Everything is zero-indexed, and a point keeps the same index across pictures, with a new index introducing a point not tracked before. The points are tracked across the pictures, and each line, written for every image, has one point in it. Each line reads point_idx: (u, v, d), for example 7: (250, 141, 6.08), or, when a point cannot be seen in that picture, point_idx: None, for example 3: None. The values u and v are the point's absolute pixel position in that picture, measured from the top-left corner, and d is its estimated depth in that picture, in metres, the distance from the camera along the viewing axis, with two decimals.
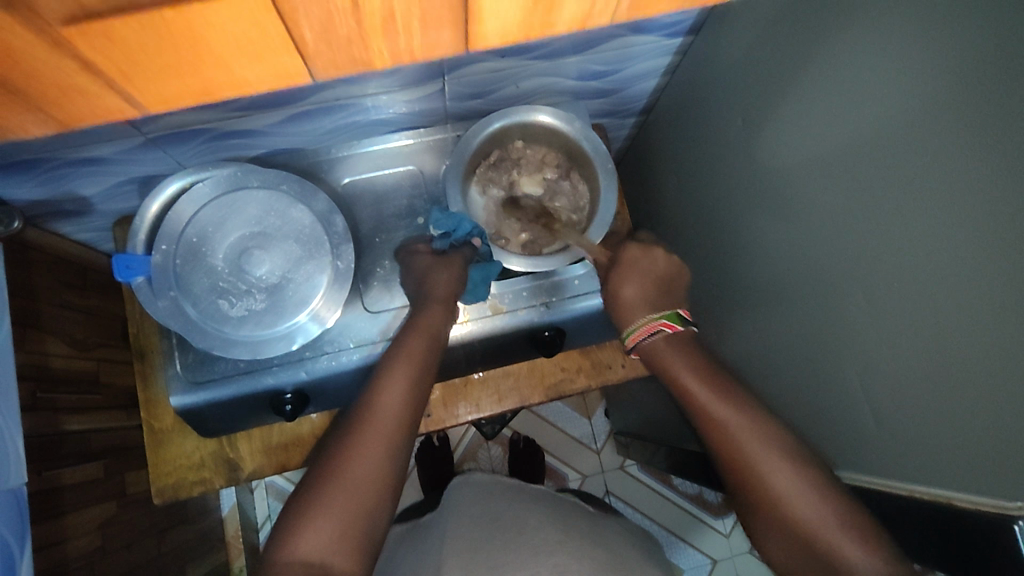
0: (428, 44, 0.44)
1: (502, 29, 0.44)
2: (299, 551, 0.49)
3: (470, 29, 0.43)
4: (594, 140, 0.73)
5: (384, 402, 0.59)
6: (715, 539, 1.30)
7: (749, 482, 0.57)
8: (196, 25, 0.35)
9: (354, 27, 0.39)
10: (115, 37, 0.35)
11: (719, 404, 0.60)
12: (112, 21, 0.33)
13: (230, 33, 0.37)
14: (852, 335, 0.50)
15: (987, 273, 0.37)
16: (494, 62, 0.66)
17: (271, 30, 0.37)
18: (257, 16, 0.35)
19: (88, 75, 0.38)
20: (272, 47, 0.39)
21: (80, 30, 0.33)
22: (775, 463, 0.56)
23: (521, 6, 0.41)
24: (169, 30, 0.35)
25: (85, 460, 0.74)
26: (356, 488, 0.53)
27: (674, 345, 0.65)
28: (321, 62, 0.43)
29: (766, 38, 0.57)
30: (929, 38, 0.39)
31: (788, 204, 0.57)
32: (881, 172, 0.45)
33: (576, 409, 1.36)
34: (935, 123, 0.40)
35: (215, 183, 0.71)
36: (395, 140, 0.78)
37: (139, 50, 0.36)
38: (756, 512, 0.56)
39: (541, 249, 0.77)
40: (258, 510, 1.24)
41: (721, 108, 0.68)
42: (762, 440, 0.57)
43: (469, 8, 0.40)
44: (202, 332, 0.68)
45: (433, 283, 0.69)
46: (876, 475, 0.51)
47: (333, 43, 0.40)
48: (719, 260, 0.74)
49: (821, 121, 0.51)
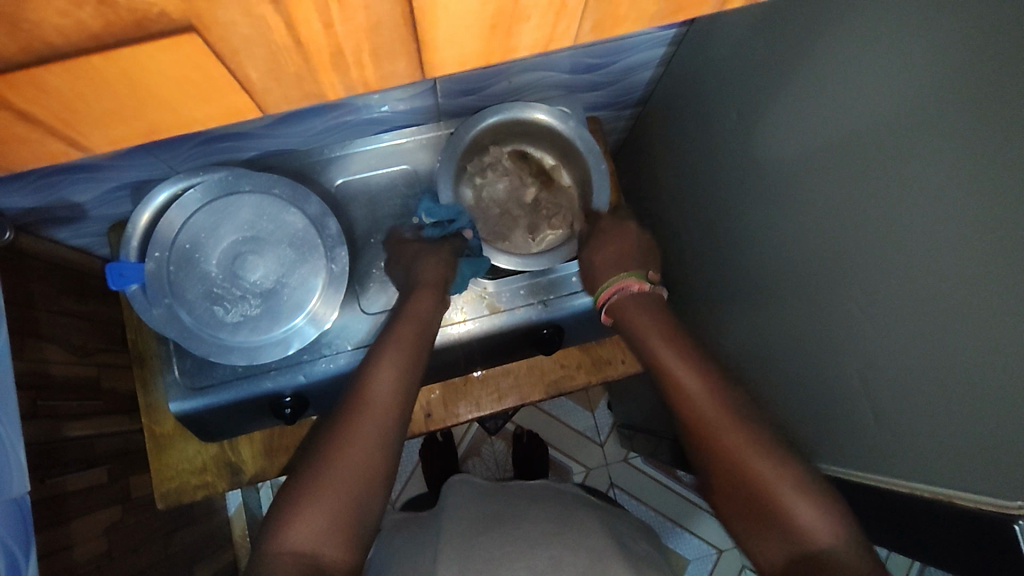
0: (387, 77, 0.36)
1: (459, 59, 0.36)
2: (290, 542, 0.49)
3: (426, 61, 0.35)
4: (588, 140, 0.71)
5: (376, 389, 0.58)
6: (720, 529, 1.30)
7: (711, 450, 0.52)
8: (133, 71, 0.30)
9: (301, 62, 0.32)
10: (52, 87, 0.29)
11: (680, 362, 0.58)
12: (42, 71, 0.28)
13: (179, 74, 0.31)
14: (853, 333, 0.49)
15: (990, 271, 0.36)
16: (546, 113, 0.71)
17: (215, 72, 0.31)
18: (195, 61, 0.30)
19: (28, 124, 0.32)
20: (224, 90, 0.33)
21: (12, 82, 0.28)
22: (711, 401, 0.55)
23: (479, 34, 0.33)
24: (106, 78, 0.30)
25: (88, 465, 0.75)
26: (347, 476, 0.52)
27: (642, 306, 0.66)
28: (278, 102, 0.36)
29: (757, 32, 0.56)
30: (926, 33, 0.38)
31: (784, 197, 0.56)
32: (880, 167, 0.43)
33: (578, 402, 1.36)
34: (941, 118, 0.38)
35: (206, 189, 0.70)
36: (387, 139, 0.77)
37: (81, 100, 0.31)
38: (721, 493, 0.51)
39: (511, 243, 0.77)
40: (263, 507, 1.28)
41: (716, 100, 0.66)
42: (720, 402, 0.54)
43: (421, 39, 0.33)
44: (198, 338, 0.68)
45: (422, 269, 0.70)
46: (926, 481, 0.45)
47: (282, 79, 0.34)
48: (716, 253, 0.73)
49: (816, 113, 0.50)
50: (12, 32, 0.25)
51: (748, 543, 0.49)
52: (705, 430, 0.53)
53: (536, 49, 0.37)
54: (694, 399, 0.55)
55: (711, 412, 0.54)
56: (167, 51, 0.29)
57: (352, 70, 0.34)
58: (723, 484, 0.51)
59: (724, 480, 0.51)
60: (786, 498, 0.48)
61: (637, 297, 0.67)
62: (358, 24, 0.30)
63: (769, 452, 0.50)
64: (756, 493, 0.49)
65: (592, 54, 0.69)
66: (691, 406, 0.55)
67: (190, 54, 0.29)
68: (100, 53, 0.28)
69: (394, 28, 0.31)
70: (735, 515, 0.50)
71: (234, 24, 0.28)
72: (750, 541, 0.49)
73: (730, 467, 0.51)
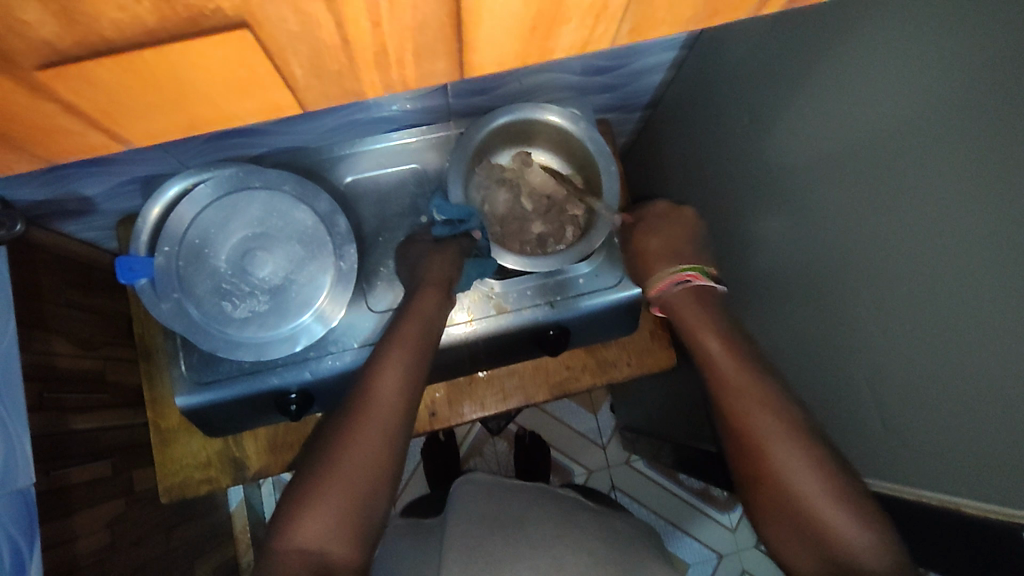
0: (425, 76, 0.36)
1: (499, 60, 0.36)
2: (298, 539, 0.49)
3: (466, 61, 0.35)
4: (598, 141, 0.71)
5: (381, 387, 0.58)
6: (721, 534, 1.29)
7: (748, 447, 0.54)
8: (181, 68, 0.30)
9: (346, 61, 0.33)
10: (99, 80, 0.29)
11: (726, 356, 0.58)
12: (93, 65, 0.28)
13: (226, 70, 0.31)
14: (861, 339, 0.49)
15: (998, 281, 0.36)
16: (556, 113, 0.71)
17: (258, 68, 0.32)
18: (243, 57, 0.30)
19: (70, 117, 0.33)
20: (265, 84, 0.33)
21: (61, 74, 0.28)
22: (754, 398, 0.55)
23: (517, 37, 0.34)
24: (153, 74, 0.30)
25: (93, 458, 0.75)
26: (354, 474, 0.52)
27: (697, 302, 0.64)
28: (317, 96, 0.36)
29: (769, 38, 0.56)
30: (936, 43, 0.38)
31: (794, 202, 0.56)
32: (891, 175, 0.44)
33: (581, 404, 1.36)
34: (949, 129, 0.38)
35: (217, 184, 0.70)
36: (396, 139, 0.77)
37: (124, 94, 0.31)
38: (752, 487, 0.53)
39: (520, 245, 0.77)
40: (265, 504, 1.28)
41: (726, 104, 0.66)
42: (764, 402, 0.55)
43: (463, 38, 0.33)
44: (206, 333, 0.68)
45: (428, 268, 0.70)
46: (934, 489, 0.46)
47: (322, 77, 0.34)
48: (724, 258, 0.73)
49: (827, 121, 0.50)
50: (67, 24, 0.25)
51: (766, 525, 0.52)
52: (734, 414, 0.55)
53: (571, 51, 0.37)
54: (738, 395, 0.56)
55: (753, 413, 0.54)
56: (216, 47, 0.29)
57: (393, 67, 0.34)
58: (755, 482, 0.53)
59: (757, 478, 0.53)
60: (811, 492, 0.50)
61: (694, 292, 0.64)
62: (404, 24, 0.30)
63: (810, 458, 0.51)
64: (789, 494, 0.50)
65: (603, 56, 0.69)
66: (732, 403, 0.56)
67: (236, 48, 0.29)
68: (151, 48, 0.28)
69: (438, 25, 0.31)
70: (763, 512, 0.52)
71: (284, 22, 0.28)
72: (774, 536, 0.52)
73: (766, 468, 0.52)
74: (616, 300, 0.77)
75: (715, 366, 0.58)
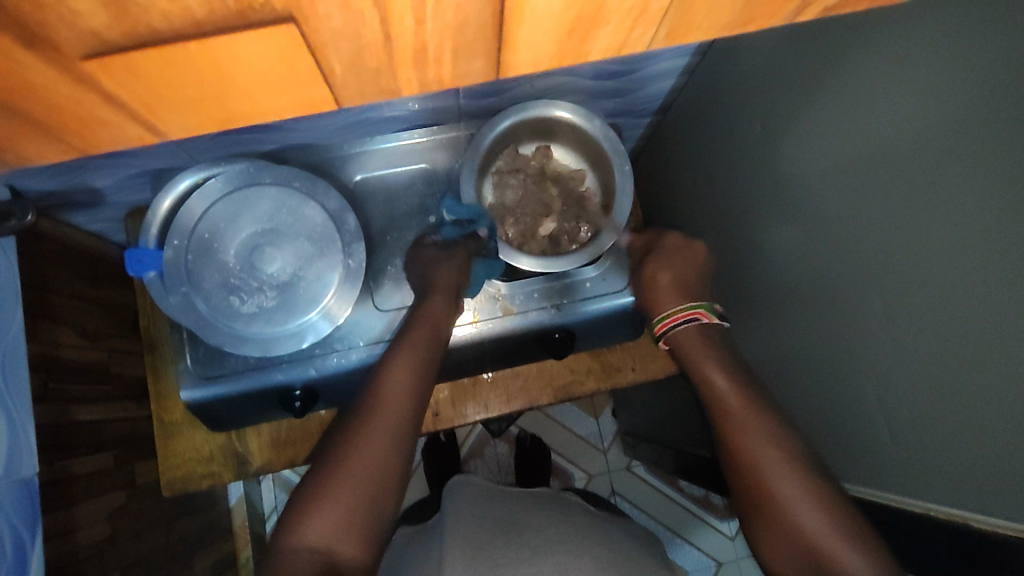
0: (461, 75, 0.37)
1: (534, 61, 0.36)
2: (307, 539, 0.49)
3: (504, 61, 0.36)
4: (613, 139, 0.71)
5: (392, 387, 0.58)
6: (720, 541, 1.29)
7: (754, 479, 0.55)
8: (223, 61, 0.30)
9: (385, 60, 0.33)
10: (143, 71, 0.30)
11: (734, 392, 0.61)
12: (137, 55, 0.28)
13: (266, 65, 0.31)
14: (869, 351, 0.49)
15: (1009, 297, 0.36)
16: (565, 111, 0.70)
17: (300, 63, 0.32)
18: (285, 52, 0.30)
19: (111, 107, 0.33)
20: (303, 81, 0.34)
21: (105, 64, 0.28)
22: (761, 436, 0.57)
23: (556, 40, 0.34)
24: (196, 66, 0.30)
25: (94, 450, 0.74)
26: (363, 474, 0.52)
27: (705, 338, 0.68)
28: (353, 94, 0.36)
29: (783, 46, 0.56)
30: (953, 58, 0.38)
31: (804, 210, 0.56)
32: (903, 188, 0.43)
33: (582, 408, 1.36)
34: (961, 143, 0.38)
35: (227, 180, 0.70)
36: (405, 137, 0.77)
37: (166, 86, 0.31)
38: (756, 521, 0.55)
39: (531, 242, 0.77)
40: (264, 500, 1.27)
41: (738, 112, 0.66)
42: (769, 439, 0.56)
43: (503, 39, 0.33)
44: (213, 328, 0.68)
45: (436, 275, 0.70)
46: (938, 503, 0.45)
47: (361, 75, 0.34)
48: (732, 265, 0.73)
49: (840, 131, 0.50)
50: (118, 16, 0.26)
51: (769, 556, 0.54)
52: (738, 447, 0.57)
53: (608, 53, 0.37)
54: (745, 431, 0.57)
55: (759, 449, 0.56)
56: (257, 41, 0.29)
57: (430, 65, 0.35)
58: (762, 515, 0.54)
59: (761, 511, 0.54)
60: (816, 529, 0.50)
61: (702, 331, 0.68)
62: (447, 21, 0.30)
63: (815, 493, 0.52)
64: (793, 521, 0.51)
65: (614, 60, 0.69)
66: (737, 438, 0.57)
67: (278, 42, 0.29)
68: (196, 40, 0.28)
69: (479, 24, 0.31)
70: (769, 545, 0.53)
71: (329, 17, 0.28)
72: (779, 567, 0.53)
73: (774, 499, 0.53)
74: (620, 305, 0.78)
75: (723, 402, 0.60)
